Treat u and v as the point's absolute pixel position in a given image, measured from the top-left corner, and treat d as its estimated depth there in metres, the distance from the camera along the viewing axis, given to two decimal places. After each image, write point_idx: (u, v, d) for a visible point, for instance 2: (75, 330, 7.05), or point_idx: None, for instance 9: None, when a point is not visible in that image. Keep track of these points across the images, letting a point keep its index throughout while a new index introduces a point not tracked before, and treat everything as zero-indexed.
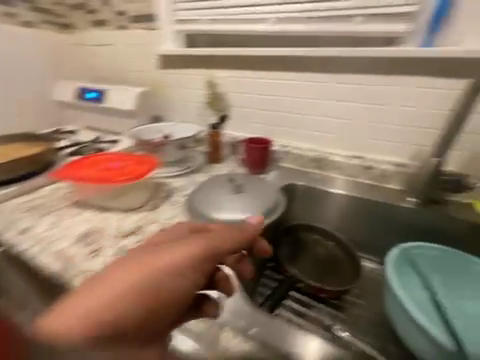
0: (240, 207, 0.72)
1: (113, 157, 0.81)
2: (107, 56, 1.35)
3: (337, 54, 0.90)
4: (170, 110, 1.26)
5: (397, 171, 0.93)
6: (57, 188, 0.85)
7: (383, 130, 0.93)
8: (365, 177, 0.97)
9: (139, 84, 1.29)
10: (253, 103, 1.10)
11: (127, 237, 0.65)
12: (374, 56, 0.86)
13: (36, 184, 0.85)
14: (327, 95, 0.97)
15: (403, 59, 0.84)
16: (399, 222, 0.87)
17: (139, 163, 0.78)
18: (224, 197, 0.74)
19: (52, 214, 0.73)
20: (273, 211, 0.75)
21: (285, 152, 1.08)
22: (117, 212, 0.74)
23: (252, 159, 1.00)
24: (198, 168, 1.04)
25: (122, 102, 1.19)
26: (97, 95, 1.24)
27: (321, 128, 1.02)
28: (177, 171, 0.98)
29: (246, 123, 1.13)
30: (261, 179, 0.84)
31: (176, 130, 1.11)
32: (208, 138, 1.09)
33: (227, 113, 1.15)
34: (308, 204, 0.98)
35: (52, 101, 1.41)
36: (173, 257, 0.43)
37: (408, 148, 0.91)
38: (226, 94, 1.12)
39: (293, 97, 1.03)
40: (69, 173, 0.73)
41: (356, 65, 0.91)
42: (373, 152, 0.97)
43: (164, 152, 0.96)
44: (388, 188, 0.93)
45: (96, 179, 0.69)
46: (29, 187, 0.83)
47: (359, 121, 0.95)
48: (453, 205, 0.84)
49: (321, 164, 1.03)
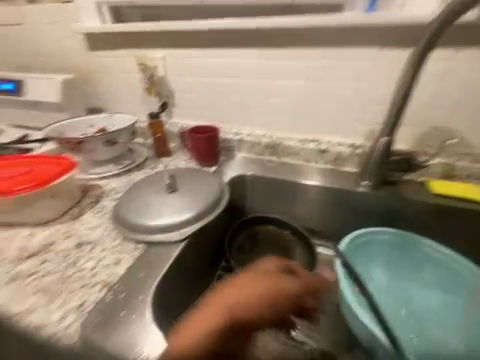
0: (173, 207, 0.61)
1: (23, 160, 0.69)
2: (22, 39, 1.14)
3: (276, 25, 0.79)
4: (106, 99, 1.11)
5: (354, 153, 0.87)
6: None
7: (335, 109, 0.86)
8: (320, 161, 0.91)
9: (67, 71, 1.11)
10: (196, 85, 0.97)
11: (29, 258, 0.55)
12: (316, 26, 0.77)
13: None
14: (273, 73, 0.88)
15: (344, 29, 0.76)
16: (370, 209, 0.81)
17: (52, 164, 0.67)
18: (154, 199, 0.63)
19: None
20: (215, 206, 0.64)
21: (237, 141, 0.98)
22: (25, 229, 0.63)
23: (199, 148, 0.90)
24: (139, 164, 0.92)
25: (48, 93, 1.04)
26: (14, 87, 1.09)
27: (271, 111, 0.93)
28: (113, 169, 0.86)
29: (192, 109, 1.02)
30: (201, 171, 0.73)
31: (112, 122, 0.97)
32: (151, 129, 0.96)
33: (170, 99, 1.02)
34: (267, 196, 0.89)
35: None
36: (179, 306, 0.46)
37: (360, 127, 0.86)
38: (166, 77, 0.99)
39: (237, 77, 0.92)
40: None
41: (299, 37, 0.81)
42: (327, 133, 0.90)
43: (91, 150, 0.83)
44: (344, 173, 0.88)
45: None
46: None
47: (309, 100, 0.88)
48: (406, 185, 0.80)
49: (275, 151, 0.95)
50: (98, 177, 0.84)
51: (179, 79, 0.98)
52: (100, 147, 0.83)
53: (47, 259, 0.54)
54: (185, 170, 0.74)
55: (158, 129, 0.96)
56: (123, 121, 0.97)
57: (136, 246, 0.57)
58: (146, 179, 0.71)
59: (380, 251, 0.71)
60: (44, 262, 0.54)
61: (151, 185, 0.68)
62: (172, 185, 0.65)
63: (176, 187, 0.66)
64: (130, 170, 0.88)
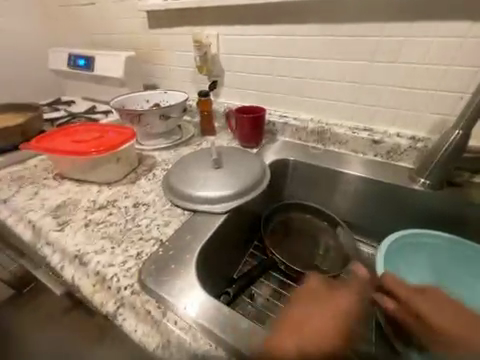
0: (219, 182, 0.64)
1: (93, 128, 0.79)
2: (95, 18, 1.26)
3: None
4: (161, 77, 1.18)
5: (414, 147, 0.78)
6: (43, 159, 0.86)
7: (399, 95, 0.77)
8: (372, 152, 0.83)
9: (128, 49, 1.20)
10: (246, 64, 0.97)
11: (99, 209, 0.65)
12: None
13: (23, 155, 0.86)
14: (330, 52, 0.82)
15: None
16: (425, 210, 0.73)
17: (117, 133, 0.76)
18: (201, 172, 0.67)
19: (34, 184, 0.75)
20: (257, 187, 0.66)
21: (282, 124, 0.95)
22: (95, 186, 0.74)
23: (243, 129, 0.91)
24: (184, 140, 0.98)
25: (111, 69, 1.14)
26: (85, 62, 1.23)
27: (323, 95, 0.88)
28: (162, 143, 0.94)
29: (239, 89, 1.02)
30: (245, 152, 0.75)
31: (165, 98, 1.04)
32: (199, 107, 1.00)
33: (219, 78, 1.04)
34: (308, 183, 0.87)
35: (50, 70, 1.40)
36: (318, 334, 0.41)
37: (427, 118, 0.75)
38: (218, 55, 1.00)
39: (290, 57, 0.88)
40: (51, 145, 0.73)
41: (367, 10, 0.73)
42: (384, 122, 0.82)
43: (146, 123, 0.90)
44: (399, 167, 0.79)
45: (74, 152, 0.69)
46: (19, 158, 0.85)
47: (368, 84, 0.80)
48: (478, 189, 0.69)
49: (322, 138, 0.90)
50: (151, 148, 0.93)
51: (230, 58, 0.98)
52: (154, 121, 0.90)
53: (111, 213, 0.64)
54: (230, 149, 0.76)
55: (206, 107, 0.99)
56: (175, 98, 1.02)
57: (183, 212, 0.63)
58: (193, 154, 0.76)
59: (425, 255, 0.66)
60: (108, 215, 0.63)
61: (198, 160, 0.72)
62: (218, 162, 0.69)
63: (221, 164, 0.69)
64: (178, 145, 0.95)
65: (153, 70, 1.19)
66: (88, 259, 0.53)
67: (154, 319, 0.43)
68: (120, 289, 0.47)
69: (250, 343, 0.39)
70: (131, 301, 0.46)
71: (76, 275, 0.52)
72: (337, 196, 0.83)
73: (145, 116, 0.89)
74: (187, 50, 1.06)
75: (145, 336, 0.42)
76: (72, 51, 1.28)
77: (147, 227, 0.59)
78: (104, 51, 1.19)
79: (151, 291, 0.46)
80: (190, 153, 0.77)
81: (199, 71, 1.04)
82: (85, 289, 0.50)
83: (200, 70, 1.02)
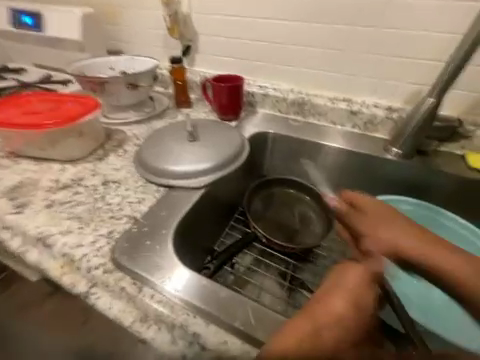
0: (194, 156, 0.61)
1: (48, 98, 0.70)
2: None
3: None
4: (126, 40, 1.04)
5: (389, 118, 0.78)
6: None
7: (377, 63, 0.76)
8: (349, 124, 0.83)
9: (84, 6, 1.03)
10: (222, 27, 0.88)
11: (62, 189, 0.59)
12: None
13: None
14: (310, 16, 0.77)
15: None
16: (396, 179, 0.76)
17: (77, 103, 0.68)
18: (176, 146, 0.63)
19: None
20: (235, 160, 0.64)
21: (261, 95, 0.90)
22: (56, 164, 0.67)
23: (221, 100, 0.85)
24: (157, 113, 0.89)
25: (65, 30, 0.99)
26: (31, 20, 1.05)
27: (303, 63, 0.83)
28: (131, 117, 0.85)
29: (215, 56, 0.93)
30: (223, 123, 0.71)
31: (132, 65, 0.93)
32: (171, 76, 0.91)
33: (193, 43, 0.94)
34: (287, 157, 0.86)
35: None
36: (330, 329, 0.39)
37: (403, 87, 0.75)
38: (191, 16, 0.90)
39: (269, 20, 0.82)
40: None
41: None
42: (363, 92, 0.80)
43: (111, 93, 0.81)
44: (375, 138, 0.80)
45: (26, 124, 0.61)
46: None
47: (349, 50, 0.77)
48: (444, 157, 0.73)
49: (301, 109, 0.87)
50: (119, 122, 0.84)
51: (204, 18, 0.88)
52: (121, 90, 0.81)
53: (77, 192, 0.59)
54: (208, 122, 0.71)
55: (178, 75, 0.91)
56: (144, 65, 0.92)
57: (157, 189, 0.60)
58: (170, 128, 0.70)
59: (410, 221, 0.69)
60: (74, 194, 0.58)
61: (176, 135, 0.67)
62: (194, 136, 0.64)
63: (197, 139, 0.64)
64: (150, 119, 0.87)
65: (117, 31, 1.04)
66: (53, 240, 0.49)
67: (131, 295, 0.43)
68: (93, 268, 0.45)
69: (230, 310, 0.40)
70: (106, 281, 0.44)
71: (43, 257, 0.49)
72: (316, 168, 0.84)
73: (109, 85, 0.79)
74: (156, 9, 0.94)
75: (121, 311, 0.42)
76: (12, 6, 1.07)
77: (118, 206, 0.56)
78: (54, 7, 1.01)
79: (126, 269, 0.45)
80: (166, 127, 0.71)
81: (170, 34, 0.93)
82: (54, 271, 0.47)
83: (171, 33, 0.91)
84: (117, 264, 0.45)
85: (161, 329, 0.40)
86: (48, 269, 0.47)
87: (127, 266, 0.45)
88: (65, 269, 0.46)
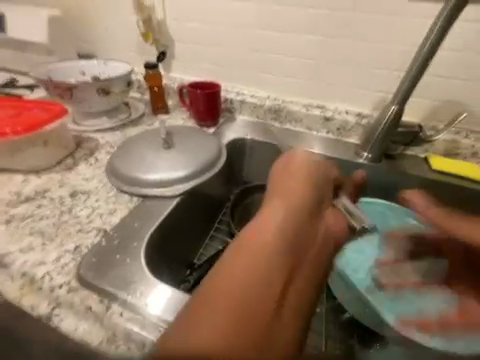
0: (170, 164, 0.60)
1: (9, 103, 0.66)
2: None
3: None
4: (98, 44, 1.00)
5: (359, 123, 0.83)
6: None
7: (346, 72, 0.80)
8: (323, 130, 0.87)
9: (52, 8, 0.99)
10: (197, 34, 0.89)
11: (24, 202, 0.55)
12: None
13: None
14: (282, 26, 0.80)
15: None
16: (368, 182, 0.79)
17: (41, 108, 0.64)
18: (150, 154, 0.61)
19: None
20: (212, 167, 0.63)
21: (239, 102, 0.91)
22: (19, 174, 0.62)
23: (198, 107, 0.85)
24: (131, 120, 0.87)
25: (31, 33, 0.94)
26: None
27: (278, 71, 0.86)
28: (103, 124, 0.82)
29: (192, 62, 0.93)
30: (200, 130, 0.70)
31: (105, 71, 0.90)
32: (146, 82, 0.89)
33: (168, 49, 0.93)
34: (267, 163, 0.86)
35: None
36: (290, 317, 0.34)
37: (370, 94, 0.80)
38: (166, 22, 0.89)
39: (244, 29, 0.84)
40: None
41: None
42: (334, 99, 0.84)
43: (82, 100, 0.77)
44: (347, 143, 0.84)
45: None
46: None
47: (319, 59, 0.81)
48: (410, 160, 0.78)
49: (278, 115, 0.89)
50: (91, 129, 0.80)
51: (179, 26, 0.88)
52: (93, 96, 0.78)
53: (41, 205, 0.55)
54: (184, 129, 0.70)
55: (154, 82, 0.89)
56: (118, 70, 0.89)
57: (130, 199, 0.58)
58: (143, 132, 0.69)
59: None
60: (38, 207, 0.54)
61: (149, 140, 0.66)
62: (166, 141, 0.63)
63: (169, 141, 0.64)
64: (124, 125, 0.84)
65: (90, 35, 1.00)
66: (11, 259, 0.45)
67: (99, 314, 0.40)
68: (56, 288, 0.42)
69: None
70: (70, 300, 0.41)
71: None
72: None
73: (78, 91, 0.76)
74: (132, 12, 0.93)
75: (87, 333, 0.39)
76: None
77: (87, 219, 0.53)
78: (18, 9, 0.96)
79: (94, 286, 0.43)
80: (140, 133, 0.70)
81: (144, 40, 0.92)
82: (12, 293, 0.43)
83: (145, 38, 0.90)
84: (84, 281, 0.43)
85: (131, 348, 0.38)
86: (4, 291, 0.43)
87: (95, 283, 0.43)
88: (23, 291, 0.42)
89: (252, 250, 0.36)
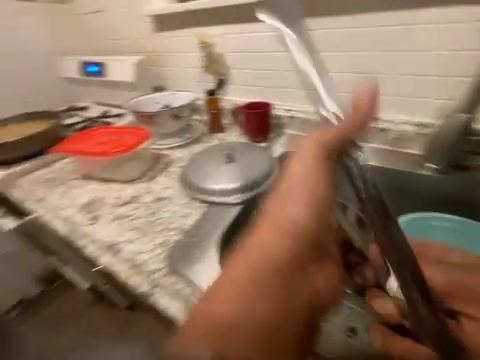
0: (231, 176, 0.68)
1: (112, 130, 0.86)
2: (99, 27, 1.31)
3: None
4: (168, 78, 1.21)
5: (420, 134, 0.80)
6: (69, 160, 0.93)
7: (404, 82, 0.78)
8: (380, 142, 0.82)
9: (135, 53, 1.25)
10: (250, 62, 1.01)
11: (125, 204, 0.71)
12: None
13: (52, 158, 0.93)
14: (334, 44, 0.82)
15: None
16: (436, 194, 0.73)
17: (133, 133, 0.82)
18: (214, 168, 0.71)
19: (62, 185, 0.82)
20: (268, 178, 0.70)
21: (289, 118, 0.99)
22: (117, 184, 0.80)
23: (252, 125, 0.94)
24: (195, 138, 1.02)
25: (122, 74, 1.21)
26: (96, 69, 1.30)
27: None
28: (174, 143, 0.98)
29: (246, 86, 1.04)
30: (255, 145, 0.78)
31: (175, 99, 1.09)
32: (208, 107, 1.04)
33: (225, 77, 1.07)
34: None
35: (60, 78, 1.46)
36: (246, 290, 0.26)
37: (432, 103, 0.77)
38: (223, 54, 1.04)
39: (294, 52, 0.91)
40: (73, 146, 0.79)
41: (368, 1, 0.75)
42: (389, 110, 0.83)
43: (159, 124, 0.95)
44: (410, 155, 0.78)
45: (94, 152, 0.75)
46: (44, 161, 0.91)
47: (374, 73, 0.80)
48: None
49: None
50: (165, 148, 0.97)
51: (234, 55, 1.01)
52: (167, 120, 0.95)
53: (136, 207, 0.70)
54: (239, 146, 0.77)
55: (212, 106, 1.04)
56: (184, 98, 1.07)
57: (200, 204, 0.68)
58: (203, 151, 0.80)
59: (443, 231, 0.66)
60: (135, 208, 0.69)
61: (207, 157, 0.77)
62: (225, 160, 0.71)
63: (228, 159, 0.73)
64: (190, 143, 1.00)
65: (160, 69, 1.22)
66: (121, 246, 0.59)
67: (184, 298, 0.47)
68: (153, 273, 0.52)
69: None
70: (163, 283, 0.50)
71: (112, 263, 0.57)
72: None
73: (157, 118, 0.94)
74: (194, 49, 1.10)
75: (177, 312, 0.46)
76: (82, 59, 1.34)
77: (171, 219, 0.65)
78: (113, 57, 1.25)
79: (180, 274, 0.51)
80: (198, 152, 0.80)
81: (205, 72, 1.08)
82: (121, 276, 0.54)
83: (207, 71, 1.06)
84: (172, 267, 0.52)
85: None
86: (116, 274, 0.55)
87: (182, 269, 0.52)
88: (128, 274, 0.53)
89: (248, 269, 0.26)
